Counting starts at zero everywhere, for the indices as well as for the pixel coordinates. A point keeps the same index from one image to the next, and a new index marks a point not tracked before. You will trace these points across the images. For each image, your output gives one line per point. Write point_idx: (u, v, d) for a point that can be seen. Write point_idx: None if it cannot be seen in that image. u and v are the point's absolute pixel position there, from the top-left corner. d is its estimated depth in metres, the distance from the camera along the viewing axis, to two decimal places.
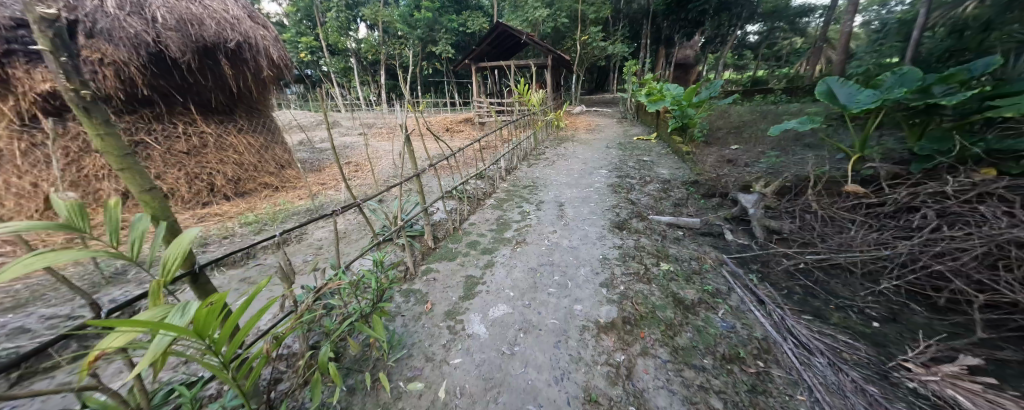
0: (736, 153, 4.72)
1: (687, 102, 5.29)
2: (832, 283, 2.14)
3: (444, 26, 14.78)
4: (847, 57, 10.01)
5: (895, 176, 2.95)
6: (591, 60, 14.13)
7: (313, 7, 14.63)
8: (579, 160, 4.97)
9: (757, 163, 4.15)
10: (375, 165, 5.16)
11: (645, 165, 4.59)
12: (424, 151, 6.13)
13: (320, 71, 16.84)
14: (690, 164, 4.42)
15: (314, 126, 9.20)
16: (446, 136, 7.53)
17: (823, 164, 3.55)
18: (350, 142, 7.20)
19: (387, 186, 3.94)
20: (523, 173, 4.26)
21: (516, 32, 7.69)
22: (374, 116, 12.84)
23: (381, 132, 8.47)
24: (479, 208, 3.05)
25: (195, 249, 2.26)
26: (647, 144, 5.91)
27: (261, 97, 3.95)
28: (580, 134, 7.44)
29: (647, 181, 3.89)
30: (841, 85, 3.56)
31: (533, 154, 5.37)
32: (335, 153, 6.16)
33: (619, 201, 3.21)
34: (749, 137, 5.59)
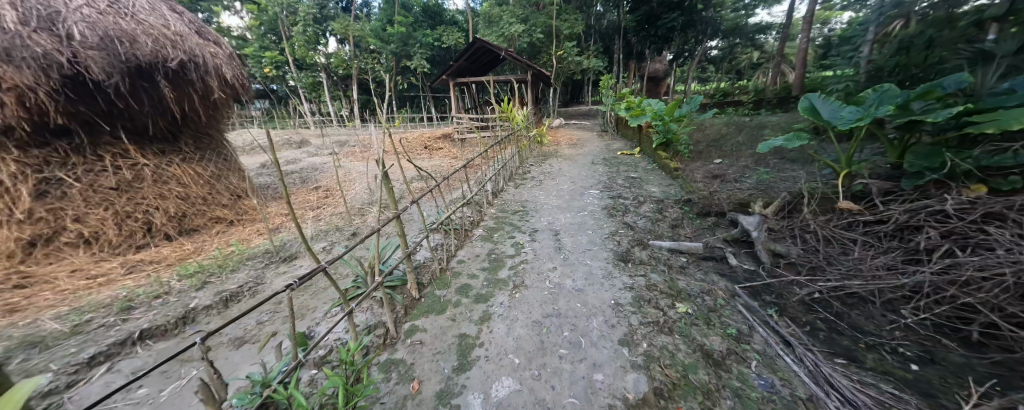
0: (722, 167, 4.72)
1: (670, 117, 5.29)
2: (853, 315, 2.00)
3: (419, 41, 14.55)
4: (806, 72, 10.62)
5: (887, 192, 2.94)
6: (567, 74, 14.40)
7: (278, 21, 13.99)
8: (568, 178, 4.79)
9: (745, 179, 4.13)
10: (348, 189, 4.75)
11: (635, 183, 4.48)
12: (403, 171, 5.76)
13: (287, 87, 16.06)
14: (679, 180, 4.35)
15: (280, 145, 8.59)
16: (424, 155, 7.20)
17: (812, 180, 3.54)
18: (320, 162, 6.71)
19: (363, 215, 3.56)
20: (510, 196, 4.01)
21: (495, 47, 7.50)
22: (347, 133, 12.28)
23: (354, 151, 8.02)
24: (468, 241, 2.76)
25: (113, 317, 1.78)
26: (631, 159, 5.86)
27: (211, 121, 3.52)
28: (564, 149, 7.33)
29: (641, 200, 3.75)
30: (823, 102, 3.60)
31: (518, 173, 5.16)
32: (304, 176, 5.67)
33: (616, 226, 3.02)
34: (731, 151, 5.65)
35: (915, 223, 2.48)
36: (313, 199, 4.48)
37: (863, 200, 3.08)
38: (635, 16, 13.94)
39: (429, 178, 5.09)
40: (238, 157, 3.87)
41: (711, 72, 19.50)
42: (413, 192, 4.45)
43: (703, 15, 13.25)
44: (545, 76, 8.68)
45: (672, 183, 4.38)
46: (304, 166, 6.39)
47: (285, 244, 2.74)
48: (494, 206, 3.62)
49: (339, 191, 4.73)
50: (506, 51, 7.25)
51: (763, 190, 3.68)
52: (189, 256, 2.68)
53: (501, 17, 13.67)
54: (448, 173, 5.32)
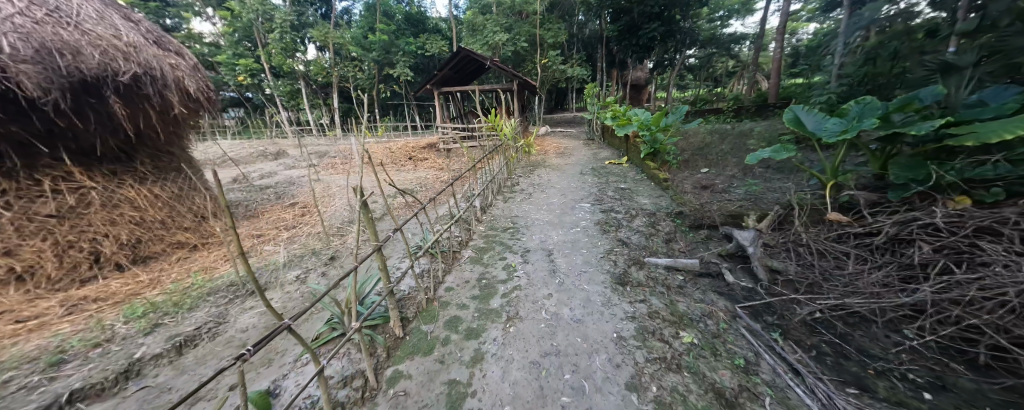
0: (710, 177, 4.73)
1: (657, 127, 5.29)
2: (857, 338, 1.95)
3: (401, 49, 14.35)
4: (780, 81, 11.06)
5: (874, 204, 2.97)
6: (552, 82, 14.50)
7: (254, 28, 13.53)
8: (557, 191, 4.69)
9: (734, 189, 4.13)
10: (327, 206, 4.50)
11: (625, 194, 4.43)
12: (386, 183, 5.54)
13: (263, 95, 15.51)
14: (669, 191, 4.33)
15: (255, 157, 8.20)
16: (409, 166, 6.99)
17: (800, 191, 3.56)
18: (297, 175, 6.39)
19: (343, 235, 3.34)
20: (499, 210, 3.88)
21: (480, 57, 7.40)
22: (327, 143, 11.89)
23: (335, 162, 7.71)
24: (456, 264, 2.59)
25: (37, 376, 1.51)
26: (619, 169, 5.84)
27: (170, 137, 3.24)
28: (551, 158, 7.27)
29: (633, 214, 3.68)
30: (807, 114, 3.64)
31: (507, 186, 5.04)
32: (280, 192, 5.37)
33: (610, 243, 2.92)
34: (716, 160, 5.71)
35: (906, 237, 2.48)
36: (288, 216, 4.20)
37: (851, 211, 3.10)
38: (616, 26, 14.21)
39: (414, 193, 4.90)
40: (202, 174, 3.58)
41: (690, 80, 20.11)
42: (397, 208, 4.25)
43: (682, 26, 13.64)
44: (530, 85, 8.65)
45: (662, 194, 4.36)
46: (280, 180, 6.07)
47: (254, 272, 2.49)
48: (483, 223, 3.47)
49: (317, 207, 4.47)
50: (491, 60, 7.18)
51: (752, 202, 3.68)
52: (142, 290, 2.37)
53: (485, 25, 13.67)
54: (433, 187, 5.14)
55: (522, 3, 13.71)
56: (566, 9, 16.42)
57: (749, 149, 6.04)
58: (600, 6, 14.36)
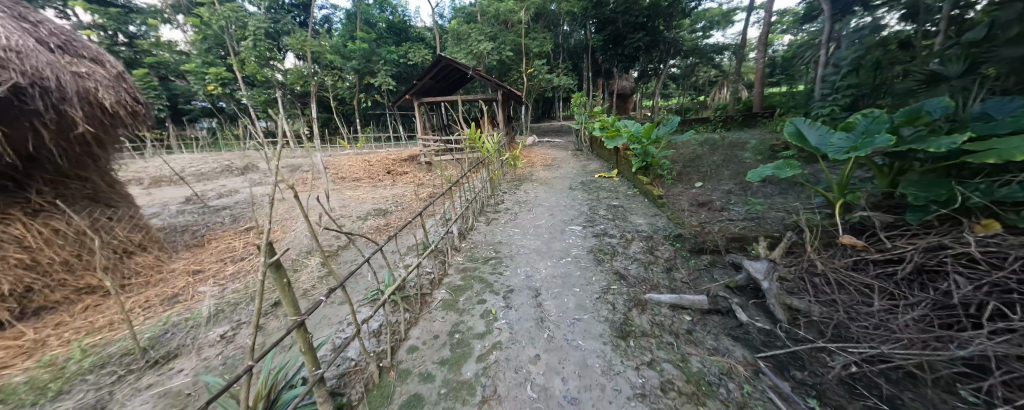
0: (706, 193, 4.47)
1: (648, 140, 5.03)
2: (906, 402, 1.62)
3: (383, 58, 13.94)
4: (764, 90, 11.12)
5: (890, 226, 2.71)
6: (538, 91, 14.32)
7: (225, 35, 12.91)
8: (545, 209, 4.33)
9: (733, 207, 3.87)
10: (288, 231, 4.00)
11: (617, 213, 4.11)
12: (359, 202, 5.06)
13: (236, 105, 14.79)
14: (665, 209, 4.03)
15: (219, 172, 7.57)
16: (386, 182, 6.53)
17: (807, 210, 3.28)
18: (261, 194, 5.85)
19: (297, 272, 2.88)
20: (480, 235, 3.47)
21: (462, 66, 7.04)
22: (303, 156, 11.29)
23: (307, 178, 7.18)
24: (426, 312, 2.16)
25: None
26: (610, 183, 5.55)
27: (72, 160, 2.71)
28: (539, 171, 6.93)
29: (628, 237, 3.34)
30: (810, 127, 3.41)
31: (490, 204, 4.64)
32: (237, 213, 4.83)
33: (606, 276, 2.55)
34: (710, 173, 5.46)
35: (937, 268, 2.21)
36: (239, 244, 3.69)
37: (864, 234, 2.85)
38: (602, 36, 14.20)
39: (389, 214, 4.45)
40: (122, 205, 3.06)
41: (674, 89, 20.37)
42: (367, 233, 3.80)
43: (666, 36, 13.71)
44: (515, 95, 8.46)
45: (657, 212, 4.05)
46: (240, 199, 5.51)
47: (166, 331, 2.02)
48: (462, 252, 3.05)
49: (277, 233, 3.97)
50: (473, 70, 6.96)
51: (756, 222, 3.40)
52: (16, 358, 1.87)
53: (469, 34, 13.43)
54: (410, 207, 4.70)
55: (507, 12, 13.55)
56: (551, 19, 16.39)
57: (743, 162, 5.83)
58: (585, 16, 14.33)
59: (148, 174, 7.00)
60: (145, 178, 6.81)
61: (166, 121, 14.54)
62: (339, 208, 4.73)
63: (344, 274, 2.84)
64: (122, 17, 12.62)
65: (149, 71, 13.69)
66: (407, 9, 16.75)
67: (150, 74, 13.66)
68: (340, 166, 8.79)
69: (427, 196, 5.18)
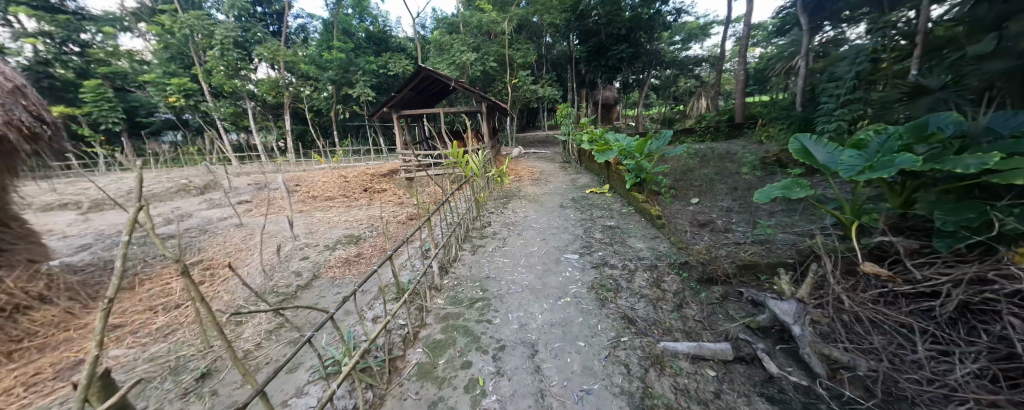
0: (707, 212, 4.22)
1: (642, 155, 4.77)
2: None
3: (361, 68, 13.41)
4: (746, 101, 11.27)
5: (915, 253, 2.48)
6: (523, 102, 14.12)
7: (190, 44, 12.15)
8: (536, 232, 3.96)
9: (737, 229, 3.62)
10: (241, 265, 3.45)
11: (615, 235, 3.79)
12: (329, 227, 4.55)
13: (202, 117, 13.91)
14: (665, 231, 3.74)
15: (173, 192, 6.87)
16: (362, 201, 6.03)
17: (820, 233, 3.04)
18: (218, 217, 5.23)
19: (240, 325, 2.38)
20: (465, 268, 3.05)
21: (444, 77, 6.65)
22: (273, 171, 10.59)
23: (274, 198, 6.57)
24: (396, 385, 1.73)
25: None
26: (602, 200, 5.26)
27: None
28: (527, 187, 6.57)
29: (631, 267, 2.99)
30: (815, 144, 3.22)
31: (476, 227, 4.23)
32: (185, 242, 4.22)
33: (613, 323, 2.19)
34: (705, 188, 5.26)
35: (982, 307, 1.96)
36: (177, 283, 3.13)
37: (886, 261, 2.61)
38: (585, 47, 14.04)
39: (362, 241, 3.97)
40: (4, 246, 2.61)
41: (655, 99, 20.70)
42: (334, 266, 3.30)
43: (647, 48, 13.73)
44: (499, 107, 8.19)
45: (657, 234, 3.76)
46: (192, 224, 4.89)
47: None
48: (444, 292, 2.63)
49: (227, 268, 3.41)
50: (456, 81, 6.63)
51: (766, 245, 3.14)
52: None
53: (450, 45, 13.14)
54: (387, 232, 4.22)
55: (489, 23, 13.35)
56: (534, 30, 16.36)
57: (736, 175, 5.67)
58: (568, 27, 14.34)
59: (88, 196, 6.25)
60: (83, 201, 6.06)
61: (123, 135, 13.50)
62: (303, 234, 4.19)
63: (300, 326, 2.37)
64: (73, 24, 11.69)
65: (103, 81, 12.69)
66: (387, 18, 16.36)
67: (104, 85, 12.66)
68: (312, 182, 8.18)
69: (406, 219, 4.73)
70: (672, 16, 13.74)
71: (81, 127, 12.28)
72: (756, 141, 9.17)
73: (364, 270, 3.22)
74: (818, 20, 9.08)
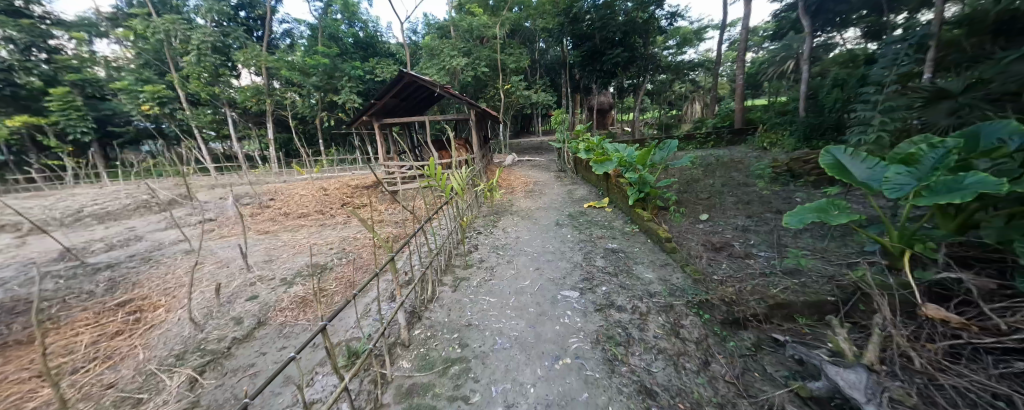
0: (721, 232, 3.76)
1: (645, 167, 4.31)
2: None
3: (347, 73, 12.82)
4: (745, 106, 10.96)
5: (993, 295, 2.00)
6: (516, 109, 13.73)
7: (165, 49, 11.58)
8: (528, 259, 3.46)
9: (759, 254, 3.16)
10: (175, 307, 2.89)
11: (618, 263, 3.30)
12: (294, 252, 3.98)
13: (179, 126, 13.25)
14: (677, 258, 3.26)
15: (131, 210, 6.24)
16: (340, 218, 5.50)
17: (865, 264, 2.57)
18: (172, 240, 4.64)
19: (140, 405, 1.81)
20: (442, 311, 2.52)
21: (428, 83, 6.17)
22: (252, 183, 9.97)
23: (242, 214, 5.99)
24: None
25: None
26: (602, 216, 4.78)
27: None
28: (519, 200, 6.08)
29: (642, 309, 2.48)
30: (850, 159, 2.76)
31: (461, 252, 3.71)
32: (121, 273, 3.63)
33: (628, 401, 1.68)
34: (713, 201, 4.82)
35: None
36: (86, 332, 2.53)
37: (951, 302, 2.15)
38: (579, 51, 13.67)
39: (329, 272, 3.42)
40: None
41: (649, 104, 20.49)
42: (287, 308, 2.74)
43: (642, 52, 13.31)
44: (489, 114, 7.72)
45: (668, 261, 3.27)
46: (139, 249, 4.31)
47: None
48: (413, 348, 2.11)
49: (158, 311, 2.84)
50: (441, 87, 6.16)
51: (797, 277, 2.68)
52: None
53: (440, 49, 12.71)
54: (358, 260, 3.68)
55: (481, 27, 12.94)
56: (527, 35, 16.04)
57: (744, 187, 5.26)
58: (561, 32, 14.03)
59: (31, 216, 5.61)
60: (24, 222, 5.42)
61: (94, 145, 12.76)
62: (260, 263, 3.62)
63: (221, 405, 1.83)
64: (39, 29, 11.05)
65: (71, 89, 11.98)
66: (376, 23, 15.90)
67: (73, 93, 11.96)
68: (290, 195, 7.61)
69: (382, 242, 4.19)
70: (666, 20, 13.51)
71: (47, 137, 11.55)
72: (758, 147, 8.83)
73: (323, 312, 2.68)
74: (820, 23, 8.76)
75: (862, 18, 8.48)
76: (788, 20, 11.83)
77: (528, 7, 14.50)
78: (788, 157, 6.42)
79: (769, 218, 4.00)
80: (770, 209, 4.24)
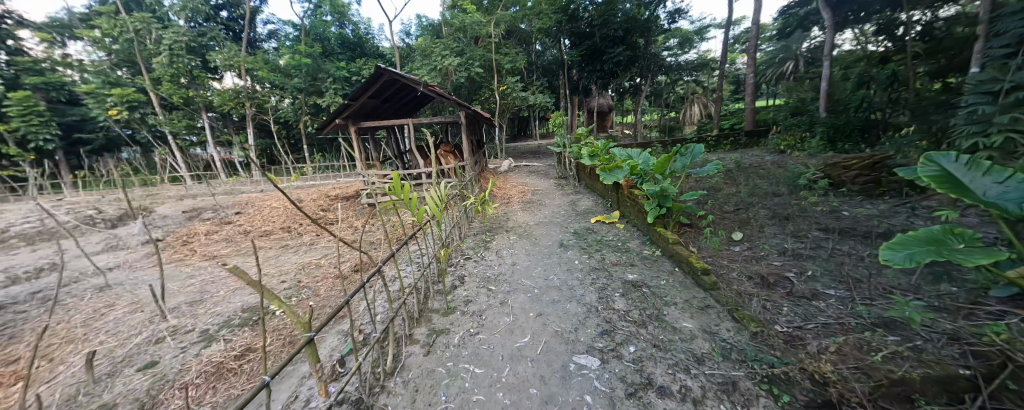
0: (768, 259, 3.03)
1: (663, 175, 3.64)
2: None
3: (331, 75, 12.03)
4: (755, 106, 10.31)
5: None
6: (512, 111, 13.04)
7: (136, 49, 10.85)
8: (526, 298, 2.70)
9: (828, 295, 2.42)
10: (39, 379, 2.07)
11: (643, 304, 2.55)
12: (234, 288, 3.15)
13: (152, 132, 12.41)
14: (720, 297, 2.51)
15: (69, 229, 5.42)
16: (307, 238, 4.72)
17: (1002, 320, 1.82)
18: (95, 268, 3.85)
19: None
20: (403, 397, 1.73)
21: (411, 81, 5.39)
22: (224, 193, 9.15)
23: (196, 232, 5.20)
24: None
25: None
26: (615, 235, 4.05)
27: None
28: (516, 214, 5.33)
29: (694, 391, 1.70)
30: (965, 171, 2.03)
31: (443, 288, 2.94)
32: (4, 320, 2.82)
33: None
34: (745, 214, 4.10)
35: None
36: None
37: None
38: (578, 50, 13.00)
39: (269, 319, 2.61)
40: None
41: (648, 106, 19.92)
42: (189, 381, 1.94)
43: (645, 51, 12.64)
44: (481, 117, 6.98)
45: (708, 301, 2.53)
46: (51, 282, 3.52)
47: None
48: None
49: (13, 387, 2.03)
50: (426, 86, 5.43)
51: (898, 333, 1.94)
52: None
53: (431, 49, 12.00)
54: (314, 300, 2.90)
55: (474, 25, 12.23)
56: (523, 36, 15.45)
57: (775, 197, 4.56)
58: (559, 30, 13.39)
59: None
60: None
61: (59, 153, 11.84)
62: (183, 305, 2.80)
63: None
64: None
65: (33, 93, 11.14)
66: (366, 25, 15.24)
67: (35, 97, 11.11)
68: (260, 207, 6.84)
69: (348, 272, 3.40)
70: (667, 19, 12.93)
71: (5, 145, 10.66)
72: (775, 150, 8.15)
73: (240, 389, 1.86)
74: (842, 13, 8.17)
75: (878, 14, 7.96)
76: (796, 18, 11.28)
77: (524, 6, 13.90)
78: (816, 162, 5.75)
79: (821, 239, 3.27)
80: (818, 226, 3.51)
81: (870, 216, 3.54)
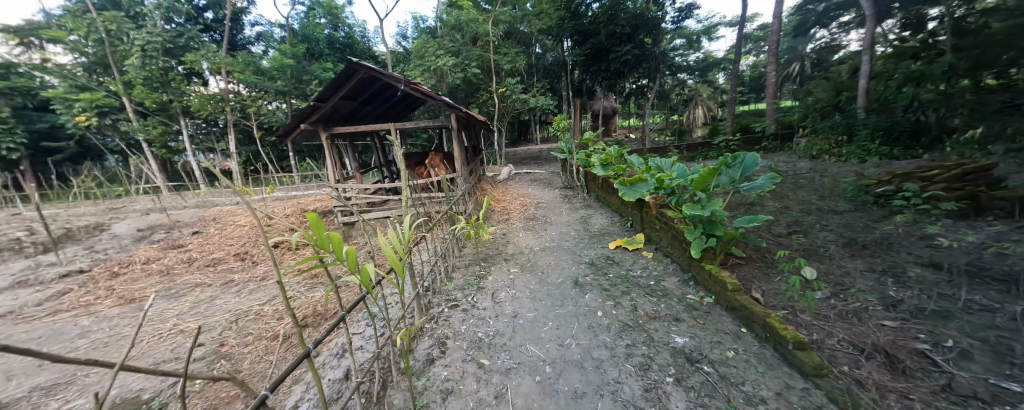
0: (874, 315, 2.13)
1: (702, 188, 2.87)
2: None
3: (317, 76, 11.31)
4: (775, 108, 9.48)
5: None
6: (512, 115, 12.20)
7: (107, 51, 10.13)
8: (535, 387, 1.81)
9: (1013, 393, 1.51)
10: None
11: (715, 403, 1.65)
12: (127, 359, 2.29)
13: (127, 139, 11.63)
14: (834, 394, 1.61)
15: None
16: (261, 269, 3.87)
17: None
18: None
19: None
20: None
21: (389, 77, 4.47)
22: (195, 206, 8.32)
23: (133, 260, 4.35)
24: None
25: None
26: (646, 271, 3.14)
27: None
28: (517, 235, 4.43)
29: None
30: None
31: (415, 365, 2.03)
32: None
33: None
34: (808, 239, 3.22)
35: None
36: None
37: None
38: (582, 49, 12.21)
39: None
40: None
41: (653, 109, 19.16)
42: None
43: (654, 50, 11.86)
44: (476, 121, 6.09)
45: (815, 398, 1.63)
46: None
47: None
48: None
49: None
50: (407, 84, 4.52)
51: None
52: None
53: (424, 50, 11.22)
54: (227, 384, 2.03)
55: (470, 23, 11.49)
56: (523, 38, 14.74)
57: (835, 215, 3.70)
58: (561, 28, 12.55)
59: None
60: None
61: (26, 162, 11.06)
62: (25, 400, 1.92)
63: None
64: None
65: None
66: (359, 28, 14.52)
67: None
68: (225, 225, 6.00)
69: (290, 329, 2.53)
70: (676, 15, 12.16)
71: None
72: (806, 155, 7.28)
73: None
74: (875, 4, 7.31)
75: (900, 8, 7.39)
76: (814, 13, 10.52)
77: (523, 7, 13.26)
78: (871, 170, 4.87)
79: (933, 279, 2.40)
80: (920, 259, 2.64)
81: (983, 244, 2.68)
